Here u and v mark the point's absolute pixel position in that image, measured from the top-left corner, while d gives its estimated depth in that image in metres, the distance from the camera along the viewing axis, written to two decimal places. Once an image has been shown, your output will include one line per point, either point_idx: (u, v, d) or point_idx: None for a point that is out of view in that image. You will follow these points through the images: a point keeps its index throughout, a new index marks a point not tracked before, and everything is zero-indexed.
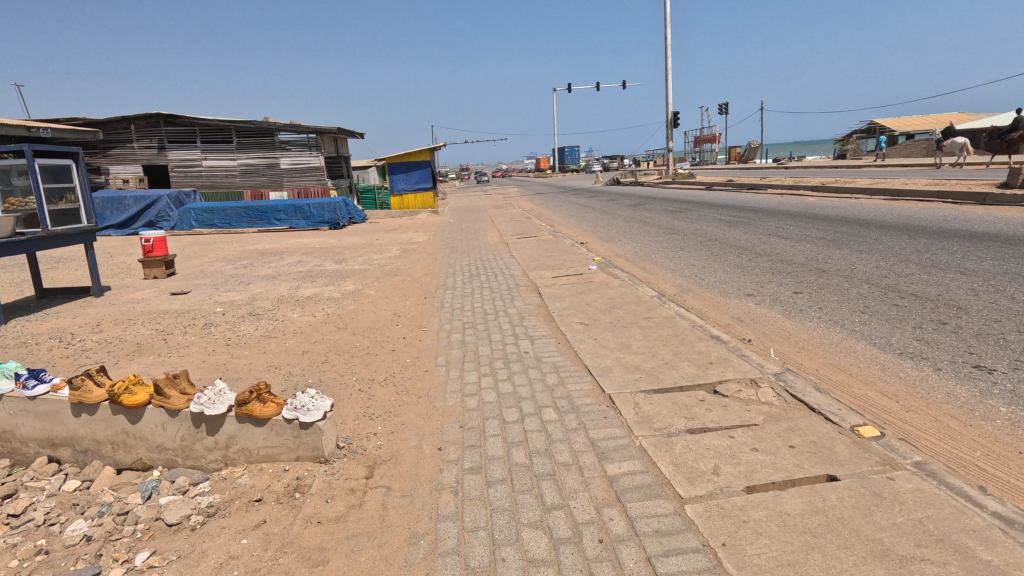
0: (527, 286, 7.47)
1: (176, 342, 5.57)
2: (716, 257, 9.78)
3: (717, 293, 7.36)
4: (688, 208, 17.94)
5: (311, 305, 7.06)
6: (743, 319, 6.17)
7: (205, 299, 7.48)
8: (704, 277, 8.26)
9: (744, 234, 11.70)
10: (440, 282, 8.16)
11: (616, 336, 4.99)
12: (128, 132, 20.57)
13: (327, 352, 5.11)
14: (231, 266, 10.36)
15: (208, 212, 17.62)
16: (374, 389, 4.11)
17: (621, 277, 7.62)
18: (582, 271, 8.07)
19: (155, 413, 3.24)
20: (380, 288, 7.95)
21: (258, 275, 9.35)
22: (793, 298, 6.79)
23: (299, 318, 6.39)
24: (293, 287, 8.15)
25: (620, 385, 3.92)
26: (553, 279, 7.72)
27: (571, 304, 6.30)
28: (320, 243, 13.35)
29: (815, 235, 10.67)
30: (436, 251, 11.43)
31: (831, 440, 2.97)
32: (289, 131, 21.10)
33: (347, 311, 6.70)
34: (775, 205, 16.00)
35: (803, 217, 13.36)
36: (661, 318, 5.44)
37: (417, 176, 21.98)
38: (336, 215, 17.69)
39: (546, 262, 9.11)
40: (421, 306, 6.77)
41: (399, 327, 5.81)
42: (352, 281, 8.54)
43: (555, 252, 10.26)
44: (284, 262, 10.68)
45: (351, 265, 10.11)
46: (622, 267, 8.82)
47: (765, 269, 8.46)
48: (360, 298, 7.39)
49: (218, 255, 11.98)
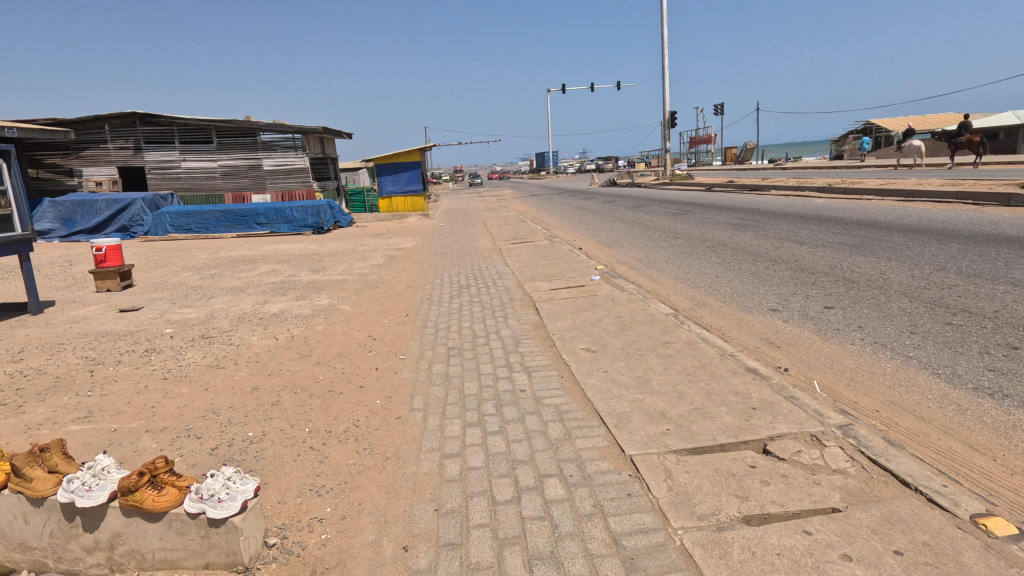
0: (523, 300, 6.61)
1: (104, 373, 4.67)
2: (729, 264, 8.96)
3: (737, 308, 6.52)
4: (691, 210, 17.15)
5: (275, 324, 6.17)
6: (774, 341, 5.32)
7: (157, 317, 6.58)
8: (719, 289, 7.45)
9: (755, 239, 10.90)
10: (425, 295, 7.29)
11: (631, 370, 4.14)
12: (101, 132, 19.59)
13: (282, 388, 4.24)
14: (197, 276, 9.45)
15: (184, 216, 16.67)
16: (329, 447, 3.23)
17: (628, 290, 6.78)
18: (584, 283, 7.22)
19: (13, 501, 2.37)
20: (357, 303, 7.07)
21: (224, 287, 8.44)
22: (825, 315, 5.97)
23: (258, 341, 5.51)
24: (260, 302, 7.26)
25: (643, 443, 3.06)
26: (552, 292, 6.86)
27: (573, 324, 5.44)
28: (300, 249, 12.46)
29: (833, 240, 9.86)
30: (424, 259, 10.54)
31: (952, 541, 2.12)
32: (272, 131, 20.14)
33: (316, 332, 5.82)
34: (784, 207, 15.17)
35: (816, 219, 12.56)
36: (681, 344, 4.59)
37: (406, 178, 21.06)
38: (320, 219, 16.78)
39: (543, 271, 8.25)
40: (401, 326, 5.89)
41: (373, 354, 4.94)
42: (327, 295, 7.65)
43: (553, 259, 9.41)
44: (257, 271, 9.78)
45: (329, 275, 9.21)
46: (627, 277, 8.00)
47: (786, 279, 7.64)
48: (333, 316, 6.51)
49: (188, 263, 11.07)
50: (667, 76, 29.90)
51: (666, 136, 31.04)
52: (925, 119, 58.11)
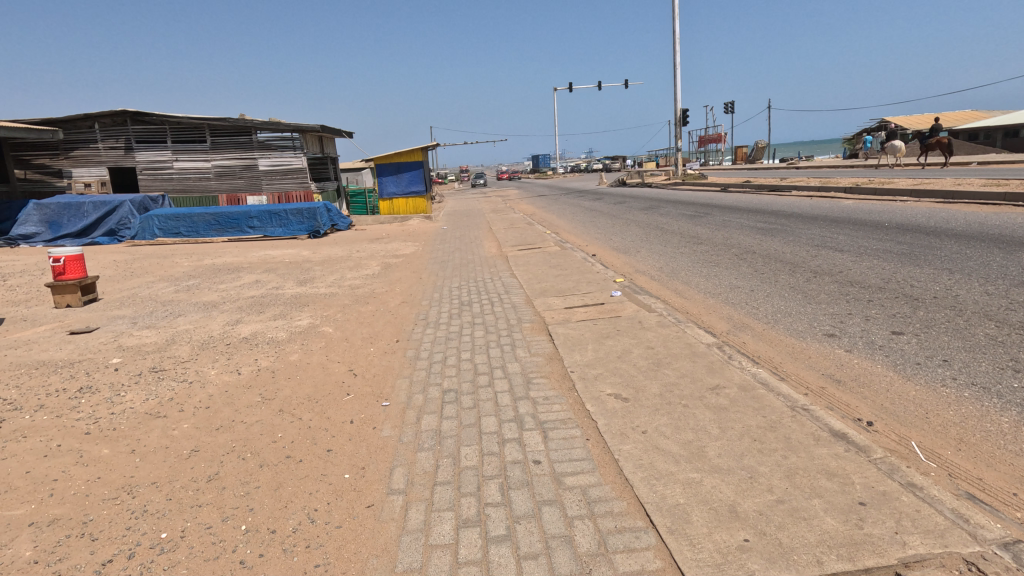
0: (534, 323, 5.67)
1: (14, 425, 3.76)
2: (763, 275, 7.99)
3: (783, 332, 5.56)
4: (709, 212, 16.17)
5: (242, 352, 5.25)
6: (842, 380, 4.34)
7: (108, 342, 5.66)
8: (759, 308, 6.48)
9: (787, 246, 9.91)
10: (420, 314, 6.34)
11: (678, 432, 3.17)
12: (91, 131, 18.79)
13: (227, 451, 3.31)
14: (172, 288, 8.56)
15: (173, 218, 15.79)
16: (266, 564, 2.30)
17: (656, 311, 5.83)
18: (604, 301, 6.27)
19: None
20: (344, 324, 6.15)
21: (198, 302, 7.54)
22: (894, 343, 4.99)
23: (216, 377, 4.59)
24: (232, 322, 6.35)
25: (715, 568, 2.12)
26: (567, 313, 5.91)
27: (596, 357, 4.48)
28: (291, 256, 11.58)
29: (878, 248, 8.86)
30: (422, 268, 9.63)
31: None
32: (268, 129, 19.29)
33: (288, 363, 4.90)
34: (810, 210, 14.17)
35: (850, 223, 11.56)
36: (735, 392, 3.63)
37: (408, 178, 20.14)
38: (316, 222, 15.92)
39: (555, 285, 7.30)
40: (390, 356, 4.96)
41: (350, 398, 4.02)
42: (309, 313, 6.72)
43: (565, 269, 8.46)
44: (239, 283, 8.88)
45: (316, 287, 8.29)
46: (651, 292, 7.07)
47: (834, 295, 6.66)
48: (311, 341, 5.57)
49: (168, 272, 10.21)
50: (679, 73, 28.87)
51: (677, 134, 30.05)
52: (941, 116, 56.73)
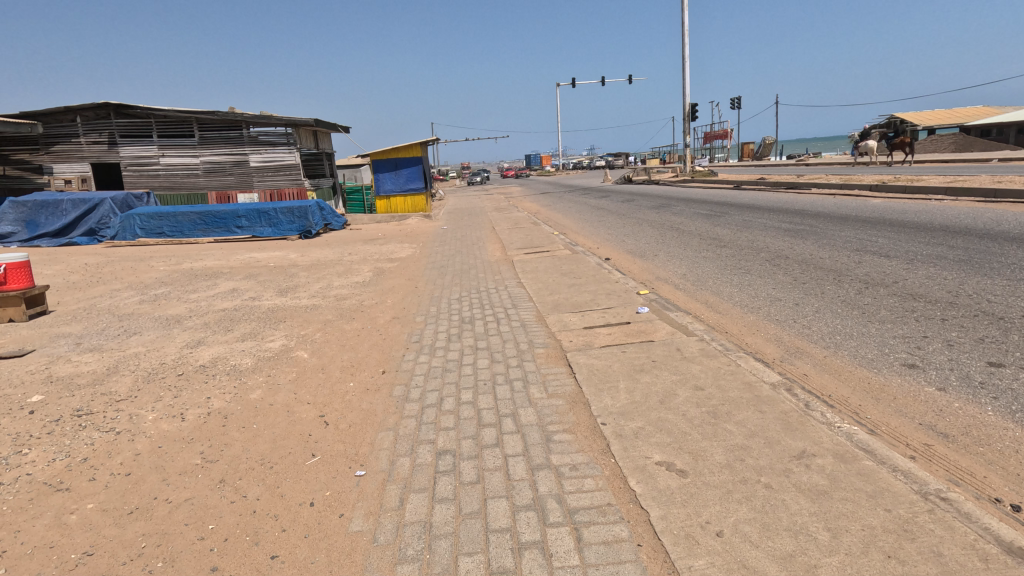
0: (549, 350, 4.70)
1: None
2: (805, 285, 7.05)
3: (850, 362, 4.60)
4: (727, 211, 15.20)
5: (194, 387, 4.29)
6: (951, 435, 3.36)
7: (38, 370, 4.72)
8: (811, 327, 5.53)
9: (825, 250, 8.94)
10: (413, 335, 5.39)
11: (769, 537, 2.23)
12: (73, 125, 17.87)
13: (132, 557, 2.37)
14: (137, 298, 7.62)
15: (156, 217, 14.79)
16: None
17: (695, 333, 4.88)
18: (630, 320, 5.32)
19: None
20: (324, 348, 5.19)
21: (163, 315, 6.59)
22: (998, 379, 4.01)
23: (153, 424, 3.64)
24: (193, 344, 5.39)
25: None
26: (588, 336, 4.95)
27: (633, 403, 3.52)
28: (277, 259, 10.64)
29: (931, 254, 7.90)
30: (419, 274, 8.67)
31: None
32: (259, 124, 18.32)
33: (246, 404, 3.93)
34: (836, 210, 13.20)
35: (889, 224, 10.59)
36: (833, 466, 2.67)
37: (406, 175, 19.18)
38: (308, 222, 14.98)
39: (570, 298, 6.35)
40: (374, 394, 4.00)
41: (317, 462, 3.08)
42: (285, 331, 5.75)
43: (580, 277, 7.50)
44: (214, 291, 7.94)
45: (298, 298, 7.33)
46: (682, 307, 6.14)
47: (899, 311, 5.70)
48: (280, 371, 4.61)
49: (138, 277, 9.27)
50: (688, 65, 27.81)
51: (685, 130, 29.08)
52: (953, 111, 55.57)
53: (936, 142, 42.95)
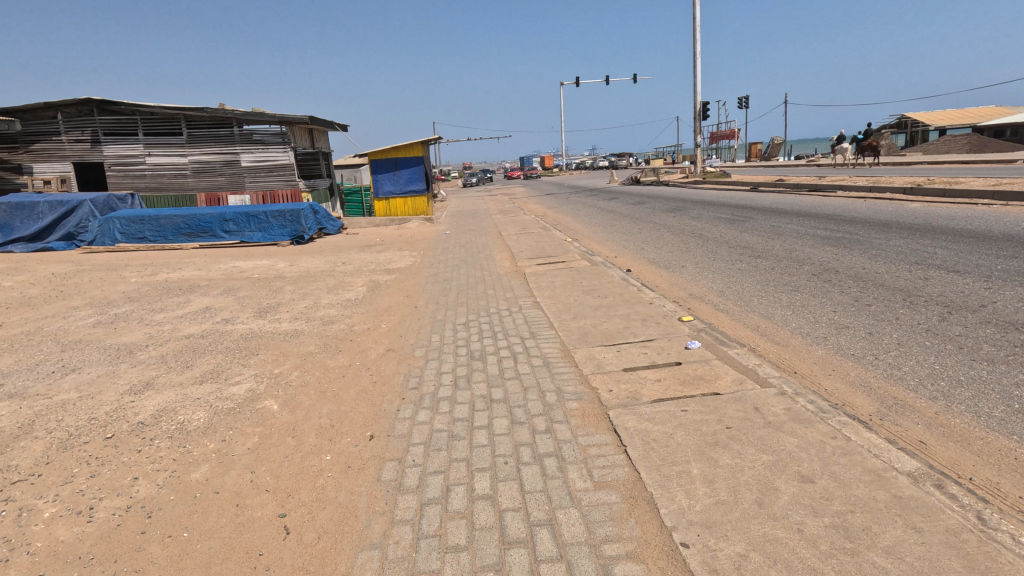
0: (584, 405, 3.66)
1: None
2: (873, 308, 6.02)
3: (975, 423, 3.54)
4: (751, 215, 14.16)
5: (120, 459, 3.25)
6: None
7: None
8: (903, 367, 4.49)
9: (880, 263, 7.91)
10: (411, 376, 4.36)
11: None
12: (54, 122, 16.88)
13: None
14: (93, 319, 6.61)
15: (137, 221, 13.77)
16: None
17: (771, 381, 3.83)
18: (680, 361, 4.28)
19: None
20: (299, 395, 4.14)
21: (115, 343, 5.57)
22: None
23: (45, 530, 2.61)
24: (139, 388, 4.36)
25: None
26: (635, 385, 3.91)
27: (720, 508, 2.49)
28: (261, 269, 9.63)
29: (1009, 268, 6.88)
30: (419, 289, 7.65)
31: None
32: (251, 121, 17.26)
33: (182, 493, 2.89)
34: (872, 215, 12.15)
35: (942, 232, 9.55)
36: None
37: (406, 176, 18.13)
38: (300, 226, 13.99)
39: (600, 326, 5.31)
40: (356, 477, 2.96)
41: None
42: (254, 369, 4.71)
43: (606, 296, 6.46)
44: (183, 310, 6.92)
45: (278, 320, 6.29)
46: (737, 339, 5.10)
47: (1007, 346, 4.67)
48: (239, 432, 3.57)
49: (104, 291, 8.27)
50: (699, 63, 26.76)
51: (697, 129, 28.02)
52: (966, 111, 54.34)
53: (950, 142, 41.75)
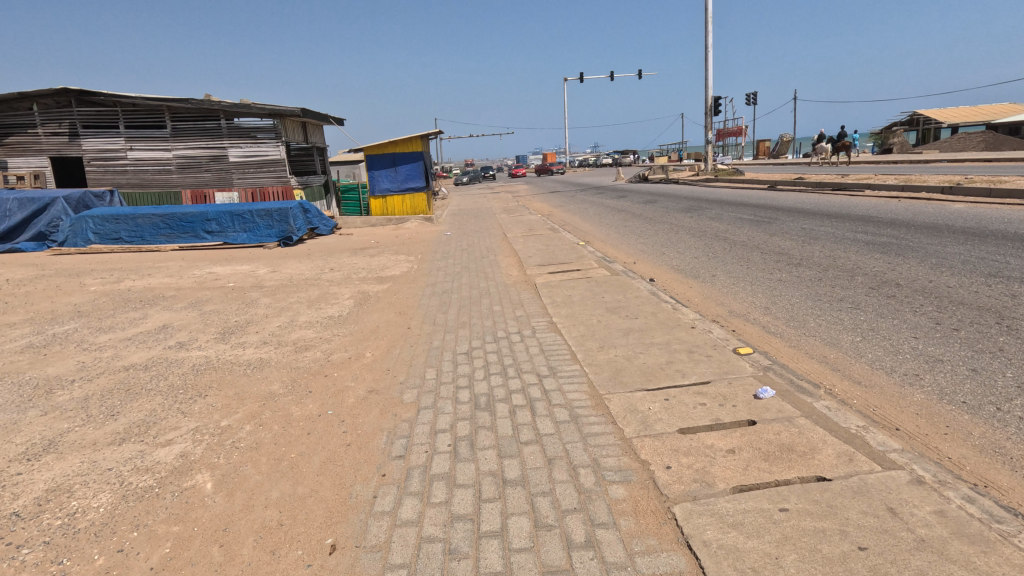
0: (636, 493, 2.60)
1: None
2: (965, 334, 4.93)
3: None
4: (777, 216, 13.07)
5: None
6: None
7: None
8: None
9: (949, 274, 6.81)
10: (396, 437, 3.27)
11: None
12: (30, 113, 15.87)
13: None
14: (25, 340, 5.55)
15: (112, 220, 12.73)
16: None
17: (895, 459, 2.74)
18: (755, 420, 3.21)
19: None
20: (244, 465, 3.07)
21: (31, 376, 4.51)
22: None
23: None
24: (34, 449, 3.30)
25: None
26: (702, 461, 2.82)
27: None
28: (239, 276, 8.58)
29: None
30: (413, 304, 6.58)
31: None
32: (239, 112, 16.17)
33: None
34: (913, 217, 11.06)
35: (1006, 237, 8.45)
36: None
37: (405, 172, 17.04)
38: (289, 226, 12.93)
39: (638, 361, 4.23)
40: None
41: None
42: (194, 420, 3.65)
43: (637, 317, 5.37)
44: (132, 329, 5.87)
45: (241, 345, 5.23)
46: (813, 381, 4.02)
47: None
48: (147, 533, 2.51)
49: (55, 303, 7.24)
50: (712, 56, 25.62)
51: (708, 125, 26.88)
52: (980, 109, 53.01)
53: (965, 139, 40.53)
